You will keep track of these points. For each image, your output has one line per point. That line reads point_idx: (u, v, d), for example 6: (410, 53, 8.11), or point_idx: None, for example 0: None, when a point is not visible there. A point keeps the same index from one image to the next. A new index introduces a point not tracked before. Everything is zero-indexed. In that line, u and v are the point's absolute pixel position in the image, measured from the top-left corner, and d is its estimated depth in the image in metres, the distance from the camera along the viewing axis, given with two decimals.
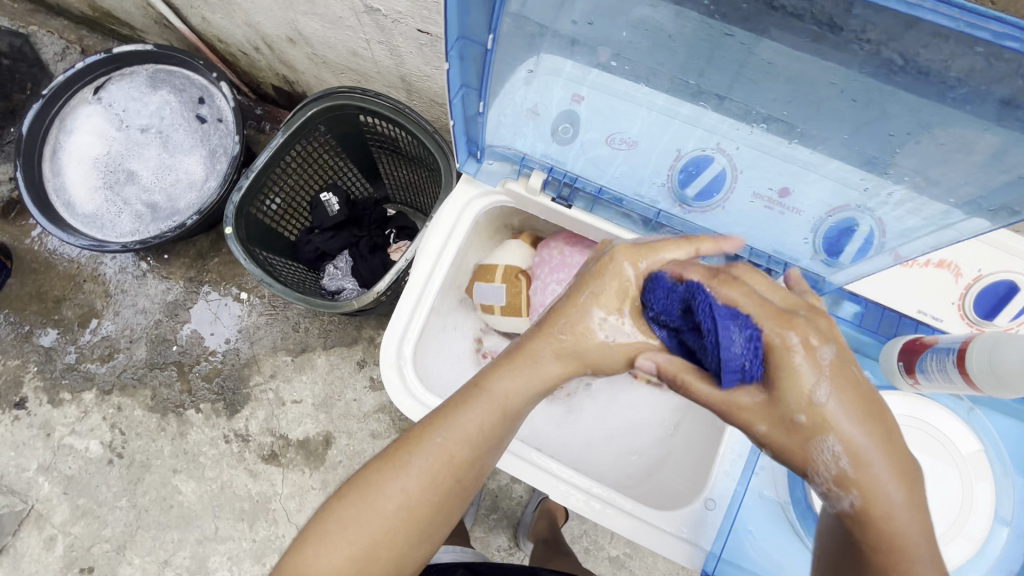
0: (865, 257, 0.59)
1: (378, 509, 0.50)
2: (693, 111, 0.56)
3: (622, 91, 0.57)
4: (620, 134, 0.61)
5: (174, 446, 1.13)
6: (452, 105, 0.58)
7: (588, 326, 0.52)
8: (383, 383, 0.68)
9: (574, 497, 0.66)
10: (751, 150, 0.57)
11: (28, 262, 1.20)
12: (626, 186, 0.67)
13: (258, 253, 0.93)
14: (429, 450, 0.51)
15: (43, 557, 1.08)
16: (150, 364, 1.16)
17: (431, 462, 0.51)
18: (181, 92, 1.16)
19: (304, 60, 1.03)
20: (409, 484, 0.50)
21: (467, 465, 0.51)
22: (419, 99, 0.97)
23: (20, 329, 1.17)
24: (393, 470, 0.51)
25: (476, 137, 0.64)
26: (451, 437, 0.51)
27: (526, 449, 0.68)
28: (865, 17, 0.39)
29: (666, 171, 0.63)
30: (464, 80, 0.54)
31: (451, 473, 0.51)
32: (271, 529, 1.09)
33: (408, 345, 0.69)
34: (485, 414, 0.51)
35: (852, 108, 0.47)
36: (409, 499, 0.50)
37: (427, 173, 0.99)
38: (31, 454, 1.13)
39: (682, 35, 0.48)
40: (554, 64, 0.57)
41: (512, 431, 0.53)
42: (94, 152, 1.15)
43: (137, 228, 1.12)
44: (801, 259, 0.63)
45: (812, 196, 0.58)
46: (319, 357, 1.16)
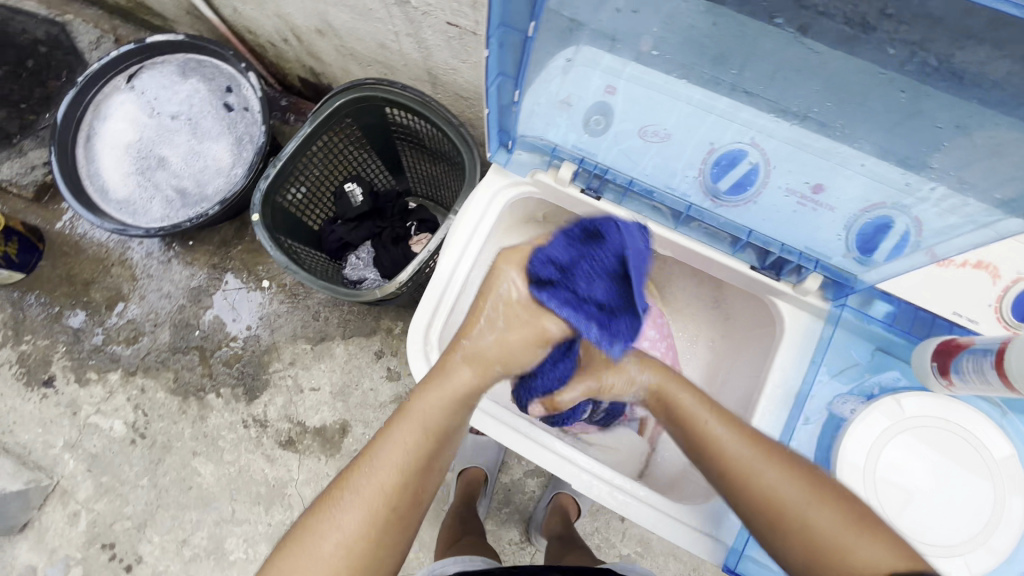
0: (899, 255, 0.58)
1: (318, 555, 0.51)
2: (730, 106, 0.56)
3: (661, 86, 0.57)
4: (653, 126, 0.61)
5: (195, 429, 1.15)
6: (489, 93, 0.57)
7: (481, 332, 0.58)
8: (410, 365, 0.69)
9: (597, 487, 0.67)
10: (787, 143, 0.56)
11: (59, 245, 1.23)
12: (655, 179, 0.67)
13: (283, 240, 0.94)
14: (361, 487, 0.53)
15: (67, 532, 1.11)
16: (173, 348, 1.18)
17: (363, 497, 0.53)
18: (211, 81, 1.18)
19: (332, 51, 1.04)
20: (348, 526, 0.52)
21: (402, 493, 0.54)
22: (444, 92, 0.98)
23: (50, 309, 1.20)
24: (331, 513, 0.53)
25: (509, 127, 0.65)
26: (379, 468, 0.54)
27: (549, 438, 0.68)
28: (899, 16, 0.39)
29: (699, 165, 0.62)
30: (502, 68, 0.54)
31: (386, 504, 0.53)
32: (287, 513, 1.10)
33: (436, 329, 0.70)
34: (409, 437, 0.56)
35: (886, 107, 0.47)
36: (347, 541, 0.52)
37: (449, 167, 1.00)
38: (58, 432, 1.16)
39: (715, 31, 0.48)
40: (593, 55, 0.57)
41: (436, 456, 0.57)
42: (127, 139, 1.17)
43: (167, 213, 1.15)
44: (833, 256, 0.63)
45: (847, 194, 0.57)
46: (338, 346, 1.17)
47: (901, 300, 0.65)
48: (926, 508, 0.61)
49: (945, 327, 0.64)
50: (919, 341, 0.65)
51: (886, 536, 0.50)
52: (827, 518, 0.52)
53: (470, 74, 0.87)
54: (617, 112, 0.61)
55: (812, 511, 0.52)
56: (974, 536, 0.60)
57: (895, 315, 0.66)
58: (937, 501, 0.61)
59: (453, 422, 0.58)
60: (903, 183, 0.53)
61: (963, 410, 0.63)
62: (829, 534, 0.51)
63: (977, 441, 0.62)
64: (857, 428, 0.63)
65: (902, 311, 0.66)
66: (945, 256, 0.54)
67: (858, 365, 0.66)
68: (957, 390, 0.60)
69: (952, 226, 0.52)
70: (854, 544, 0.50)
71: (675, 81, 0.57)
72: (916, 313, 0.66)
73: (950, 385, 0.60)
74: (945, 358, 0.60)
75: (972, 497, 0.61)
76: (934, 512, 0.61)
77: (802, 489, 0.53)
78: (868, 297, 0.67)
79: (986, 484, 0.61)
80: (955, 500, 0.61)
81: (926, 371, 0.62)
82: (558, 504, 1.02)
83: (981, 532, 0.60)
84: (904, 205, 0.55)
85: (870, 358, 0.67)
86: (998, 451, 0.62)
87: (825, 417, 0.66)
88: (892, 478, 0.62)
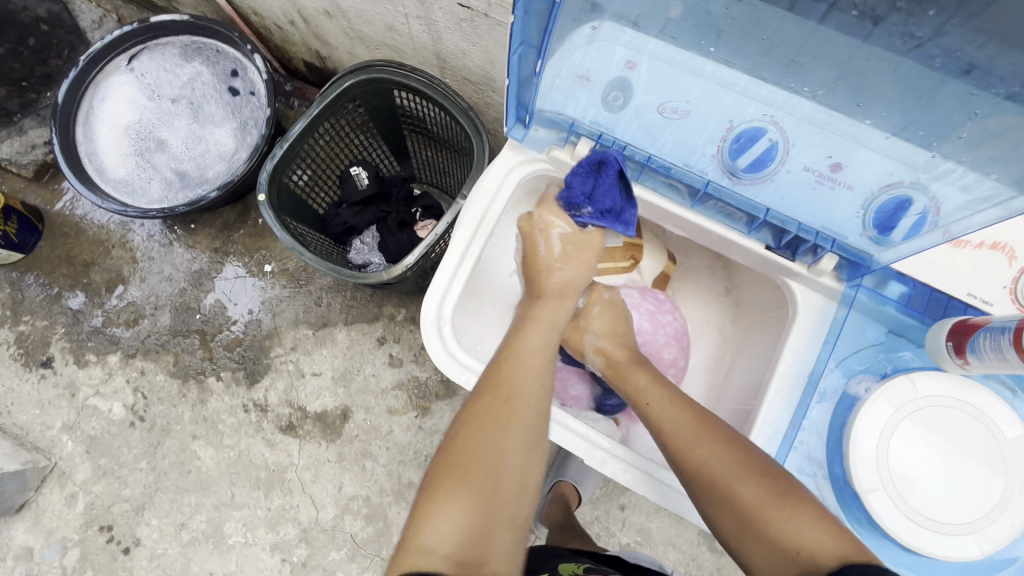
0: (917, 234, 0.58)
1: (483, 467, 0.51)
2: (751, 83, 0.56)
3: (684, 61, 0.57)
4: (672, 102, 0.61)
5: (194, 412, 1.14)
6: (511, 63, 0.58)
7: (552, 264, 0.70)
8: (423, 342, 0.69)
9: (609, 464, 0.67)
10: (809, 123, 0.56)
11: (59, 226, 1.22)
12: (675, 156, 0.66)
13: (289, 221, 0.94)
14: (507, 403, 0.56)
15: (64, 513, 1.10)
16: (174, 331, 1.18)
17: (522, 375, 0.59)
18: (214, 64, 1.17)
19: (339, 34, 1.03)
20: (501, 438, 0.54)
21: (535, 411, 0.58)
22: (453, 77, 0.97)
23: (49, 291, 1.19)
24: (484, 427, 0.54)
25: (527, 101, 0.65)
26: (530, 353, 0.62)
27: (564, 414, 0.69)
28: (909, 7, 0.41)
29: (717, 142, 0.62)
30: (524, 37, 0.55)
31: (540, 382, 0.61)
32: (287, 498, 1.10)
33: (449, 304, 0.70)
34: (531, 362, 0.61)
35: (900, 90, 0.49)
36: (505, 452, 0.53)
37: (454, 154, 1.00)
38: (56, 413, 1.15)
39: (727, 15, 0.50)
40: (614, 31, 0.56)
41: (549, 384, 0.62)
42: (126, 120, 1.16)
43: (166, 195, 1.14)
44: (848, 235, 0.63)
45: (866, 172, 0.57)
46: (340, 332, 1.17)
47: (916, 282, 0.65)
48: (931, 494, 0.61)
49: (960, 308, 0.64)
50: (933, 323, 0.66)
51: (808, 510, 0.49)
52: (757, 486, 0.52)
53: (480, 58, 0.87)
54: (637, 87, 0.61)
55: (734, 483, 0.53)
56: (973, 523, 0.60)
57: (910, 297, 0.66)
58: (943, 487, 0.61)
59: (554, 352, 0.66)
60: (913, 162, 0.54)
61: (981, 395, 0.62)
62: (750, 506, 0.51)
63: (990, 428, 0.62)
64: (870, 407, 0.63)
65: (916, 292, 0.66)
66: (960, 236, 0.55)
67: (872, 345, 0.67)
68: (972, 369, 0.60)
69: (968, 204, 0.53)
70: (771, 515, 0.50)
71: (697, 55, 0.56)
72: (931, 295, 0.65)
73: (964, 365, 0.60)
74: (960, 338, 0.60)
75: (976, 483, 0.61)
76: (938, 498, 0.61)
77: (730, 462, 0.54)
78: (883, 279, 0.66)
79: (990, 469, 0.61)
80: (960, 487, 0.61)
81: (941, 352, 0.63)
82: (558, 493, 1.02)
83: (981, 519, 0.60)
84: (923, 184, 0.55)
85: (883, 339, 0.67)
86: (1004, 437, 0.62)
87: (839, 394, 0.66)
88: (897, 465, 0.62)
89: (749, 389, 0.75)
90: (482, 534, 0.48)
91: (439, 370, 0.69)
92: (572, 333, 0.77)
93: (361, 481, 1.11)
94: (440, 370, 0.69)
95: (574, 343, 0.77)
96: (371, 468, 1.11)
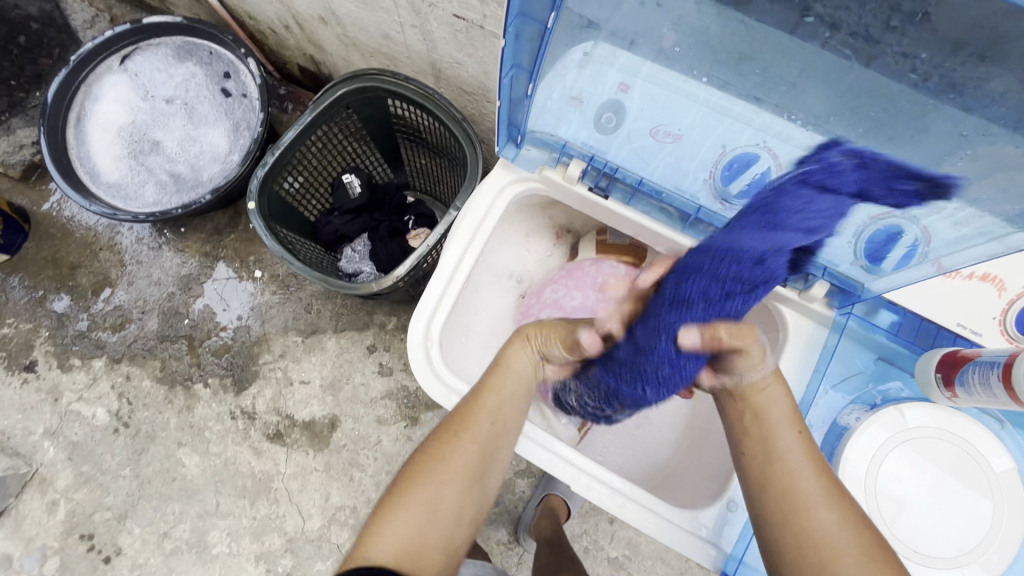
0: (905, 266, 0.60)
1: (427, 491, 0.54)
2: (747, 110, 0.55)
3: (677, 86, 0.57)
4: (665, 126, 0.61)
5: (180, 419, 1.13)
6: (502, 86, 0.58)
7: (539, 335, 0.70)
8: (410, 362, 0.68)
9: (596, 490, 0.66)
10: (803, 150, 0.55)
11: (46, 228, 1.20)
12: (665, 181, 0.68)
13: (279, 231, 0.93)
14: (460, 437, 0.57)
15: (45, 521, 1.08)
16: (161, 336, 1.16)
17: (480, 420, 0.59)
18: (207, 66, 1.16)
19: (334, 41, 1.02)
20: (448, 468, 0.55)
21: (487, 447, 0.58)
22: (447, 86, 0.96)
23: (34, 293, 1.17)
24: (434, 455, 0.56)
25: (518, 122, 0.65)
26: (490, 394, 0.61)
27: (551, 439, 0.68)
28: (901, 30, 0.40)
29: (710, 166, 0.63)
30: (516, 60, 0.55)
31: (494, 428, 0.59)
32: (272, 508, 1.09)
33: (436, 325, 0.70)
34: (489, 398, 0.61)
35: (893, 116, 0.48)
36: (448, 479, 0.55)
37: (448, 163, 0.99)
38: (39, 418, 1.13)
39: (725, 38, 0.49)
40: (609, 53, 0.56)
41: (513, 424, 0.61)
42: (120, 122, 1.15)
43: (159, 199, 1.12)
44: (841, 263, 0.63)
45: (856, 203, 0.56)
46: (330, 340, 1.16)
47: (906, 309, 0.66)
48: (925, 525, 0.61)
49: (949, 338, 0.66)
50: (922, 352, 0.66)
51: None
52: (853, 547, 0.49)
53: (475, 69, 0.86)
54: (629, 109, 0.61)
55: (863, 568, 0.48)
56: (969, 551, 0.61)
57: (900, 325, 0.67)
58: (931, 513, 0.61)
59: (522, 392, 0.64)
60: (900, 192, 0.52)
61: (971, 424, 0.63)
62: None
63: (980, 453, 0.62)
64: (860, 436, 0.63)
65: (906, 320, 0.67)
66: (951, 269, 0.56)
67: (862, 374, 0.67)
68: (961, 402, 0.61)
69: (960, 239, 0.53)
70: None
71: (691, 80, 0.55)
72: (920, 324, 0.67)
73: (953, 397, 0.61)
74: (950, 370, 0.61)
75: (964, 509, 0.61)
76: (933, 528, 0.61)
77: (858, 544, 0.49)
78: (874, 306, 0.67)
79: (983, 498, 0.61)
80: (956, 516, 0.61)
81: (930, 382, 0.63)
82: (547, 507, 1.01)
83: (977, 547, 0.60)
84: (915, 217, 0.54)
85: (873, 367, 0.68)
86: (990, 462, 0.62)
87: (828, 424, 0.67)
88: (891, 496, 0.62)
89: None
90: (418, 552, 0.50)
91: (426, 393, 0.68)
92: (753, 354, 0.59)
93: (348, 491, 1.09)
94: (428, 393, 0.68)
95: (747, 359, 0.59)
96: (359, 478, 1.10)
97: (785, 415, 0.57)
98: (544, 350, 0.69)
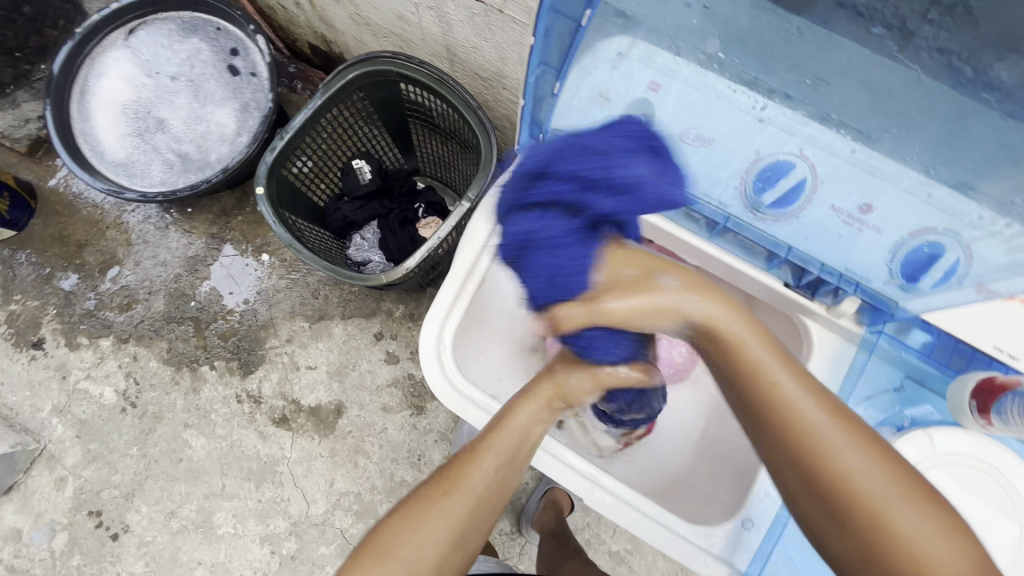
0: (944, 287, 0.58)
1: (410, 555, 0.51)
2: (793, 120, 0.54)
3: (717, 90, 0.55)
4: (696, 130, 0.58)
5: (187, 401, 1.13)
6: (528, 81, 0.59)
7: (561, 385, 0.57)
8: (421, 365, 0.69)
9: (608, 504, 0.66)
10: (853, 165, 0.53)
11: (51, 203, 1.19)
12: (696, 188, 0.64)
13: (287, 216, 0.91)
14: (451, 496, 0.54)
15: (53, 496, 1.10)
16: (168, 317, 1.15)
17: (476, 484, 0.54)
18: (214, 41, 1.13)
19: (346, 19, 0.99)
20: (473, 489, 0.54)
21: (478, 511, 0.54)
22: (462, 71, 0.93)
23: (41, 270, 1.17)
24: (422, 512, 0.53)
25: (539, 118, 0.63)
26: (489, 451, 0.56)
27: (562, 449, 0.67)
28: (935, 21, 0.42)
29: (741, 175, 0.60)
30: (544, 57, 0.57)
31: (486, 502, 0.55)
32: (277, 491, 1.09)
33: (448, 330, 0.70)
34: (499, 447, 0.56)
35: (930, 116, 0.48)
36: (432, 541, 0.52)
37: (461, 149, 0.97)
38: (47, 396, 1.13)
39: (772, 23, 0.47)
40: (648, 53, 0.55)
41: (508, 487, 0.57)
42: (124, 98, 1.12)
43: (167, 178, 1.10)
44: (875, 281, 0.62)
45: (896, 215, 0.54)
46: (337, 326, 1.15)
47: (940, 331, 0.63)
48: None
49: (984, 360, 0.63)
50: (955, 375, 0.65)
51: (970, 542, 0.44)
52: (881, 484, 0.45)
53: (492, 54, 0.83)
54: (658, 114, 0.57)
55: (896, 510, 0.45)
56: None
57: (933, 346, 0.65)
58: None
59: (529, 447, 0.59)
60: (960, 210, 0.51)
61: (1004, 452, 0.63)
62: (910, 540, 0.44)
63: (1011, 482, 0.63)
64: None
65: (940, 343, 0.65)
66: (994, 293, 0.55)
67: (889, 393, 0.67)
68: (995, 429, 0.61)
69: (1002, 266, 0.52)
70: (934, 552, 0.44)
71: (723, 77, 0.55)
72: (954, 346, 0.65)
73: (987, 425, 0.60)
74: (985, 397, 0.60)
75: (989, 530, 0.63)
76: None
77: (886, 479, 0.45)
78: (906, 327, 0.65)
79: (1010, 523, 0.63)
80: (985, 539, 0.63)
81: (963, 408, 0.63)
82: (552, 499, 1.02)
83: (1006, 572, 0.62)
84: (957, 233, 0.53)
85: (901, 386, 0.67)
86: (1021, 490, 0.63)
87: None
88: None
89: None
90: None
91: (439, 398, 0.69)
92: (645, 296, 0.50)
93: (353, 478, 1.10)
94: (440, 398, 0.68)
95: (651, 312, 0.51)
96: (364, 465, 1.10)
97: (767, 352, 0.49)
98: (566, 399, 0.58)
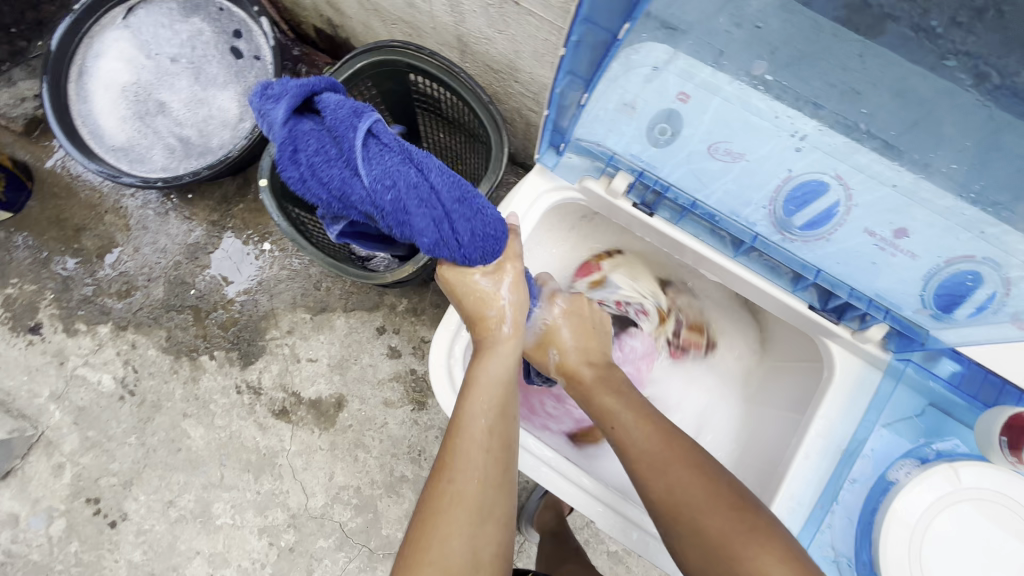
0: (981, 316, 0.58)
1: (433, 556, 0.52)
2: (838, 141, 0.53)
3: (752, 106, 0.55)
4: (726, 144, 0.59)
5: (186, 390, 1.12)
6: (555, 92, 0.58)
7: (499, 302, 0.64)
8: (432, 381, 0.69)
9: (620, 526, 0.66)
10: (899, 195, 0.54)
11: (49, 185, 1.16)
12: (722, 206, 0.66)
13: (292, 210, 0.89)
14: (452, 479, 0.56)
15: (51, 483, 1.09)
16: (167, 305, 1.14)
17: (477, 450, 0.58)
18: (216, 22, 1.10)
19: (354, 4, 0.96)
20: (471, 467, 0.57)
21: (487, 482, 0.57)
22: (473, 62, 0.90)
23: (39, 254, 1.14)
24: (436, 511, 0.55)
25: (563, 129, 0.65)
26: (479, 415, 0.59)
27: (573, 471, 0.68)
28: (968, 25, 0.39)
29: (771, 194, 0.61)
30: (573, 67, 0.54)
31: (499, 459, 0.58)
32: (276, 483, 1.09)
33: (460, 343, 0.70)
34: (484, 399, 0.60)
35: (965, 128, 0.46)
36: (453, 532, 0.53)
37: (469, 142, 0.93)
38: (44, 381, 1.12)
39: (807, 25, 0.45)
40: (688, 66, 0.54)
41: (510, 437, 0.60)
42: (122, 80, 1.08)
43: (168, 163, 1.08)
44: (905, 308, 0.63)
45: (931, 241, 0.56)
46: (339, 319, 1.13)
47: (971, 360, 0.64)
48: None
49: (1015, 395, 0.63)
50: (984, 408, 0.65)
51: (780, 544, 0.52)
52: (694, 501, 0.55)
53: (504, 46, 0.80)
54: (689, 121, 0.59)
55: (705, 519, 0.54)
56: None
57: (963, 377, 0.65)
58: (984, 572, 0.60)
59: (512, 395, 0.63)
60: (1010, 247, 0.51)
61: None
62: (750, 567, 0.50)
63: None
64: (908, 493, 0.61)
65: (970, 372, 0.65)
66: None
67: (912, 421, 0.66)
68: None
69: None
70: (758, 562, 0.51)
71: (759, 91, 0.53)
72: (985, 376, 0.65)
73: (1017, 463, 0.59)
74: (1016, 434, 0.59)
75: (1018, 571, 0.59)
76: None
77: (701, 493, 0.55)
78: (936, 356, 0.65)
79: None
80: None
81: (993, 445, 0.61)
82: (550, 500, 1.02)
83: None
84: (997, 262, 0.53)
85: (923, 414, 0.66)
86: None
87: (871, 479, 0.65)
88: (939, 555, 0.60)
89: (777, 443, 0.73)
90: None
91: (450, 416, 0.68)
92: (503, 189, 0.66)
93: (353, 471, 1.09)
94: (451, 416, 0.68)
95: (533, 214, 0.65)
96: (364, 459, 1.09)
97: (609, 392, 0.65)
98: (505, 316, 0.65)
